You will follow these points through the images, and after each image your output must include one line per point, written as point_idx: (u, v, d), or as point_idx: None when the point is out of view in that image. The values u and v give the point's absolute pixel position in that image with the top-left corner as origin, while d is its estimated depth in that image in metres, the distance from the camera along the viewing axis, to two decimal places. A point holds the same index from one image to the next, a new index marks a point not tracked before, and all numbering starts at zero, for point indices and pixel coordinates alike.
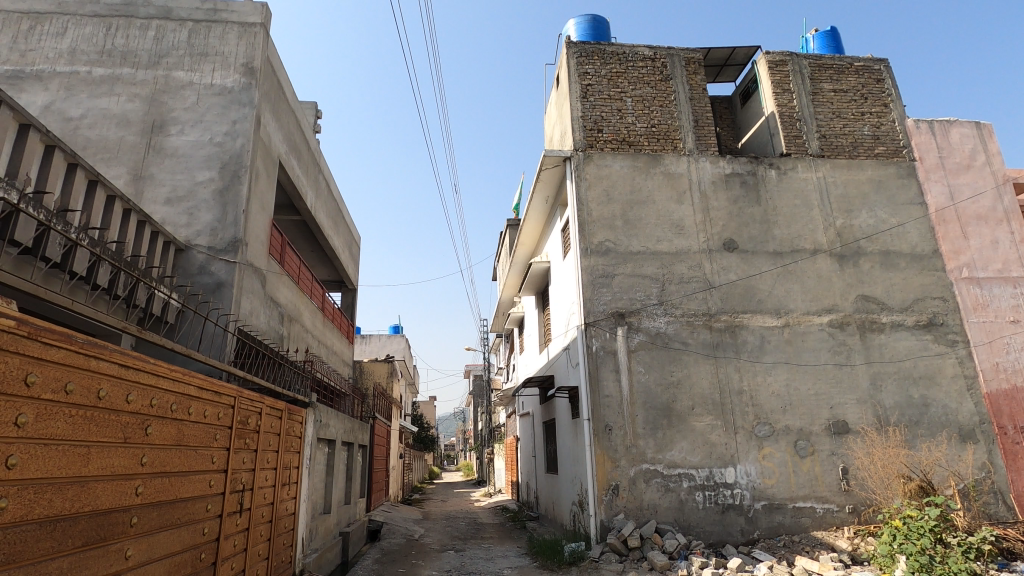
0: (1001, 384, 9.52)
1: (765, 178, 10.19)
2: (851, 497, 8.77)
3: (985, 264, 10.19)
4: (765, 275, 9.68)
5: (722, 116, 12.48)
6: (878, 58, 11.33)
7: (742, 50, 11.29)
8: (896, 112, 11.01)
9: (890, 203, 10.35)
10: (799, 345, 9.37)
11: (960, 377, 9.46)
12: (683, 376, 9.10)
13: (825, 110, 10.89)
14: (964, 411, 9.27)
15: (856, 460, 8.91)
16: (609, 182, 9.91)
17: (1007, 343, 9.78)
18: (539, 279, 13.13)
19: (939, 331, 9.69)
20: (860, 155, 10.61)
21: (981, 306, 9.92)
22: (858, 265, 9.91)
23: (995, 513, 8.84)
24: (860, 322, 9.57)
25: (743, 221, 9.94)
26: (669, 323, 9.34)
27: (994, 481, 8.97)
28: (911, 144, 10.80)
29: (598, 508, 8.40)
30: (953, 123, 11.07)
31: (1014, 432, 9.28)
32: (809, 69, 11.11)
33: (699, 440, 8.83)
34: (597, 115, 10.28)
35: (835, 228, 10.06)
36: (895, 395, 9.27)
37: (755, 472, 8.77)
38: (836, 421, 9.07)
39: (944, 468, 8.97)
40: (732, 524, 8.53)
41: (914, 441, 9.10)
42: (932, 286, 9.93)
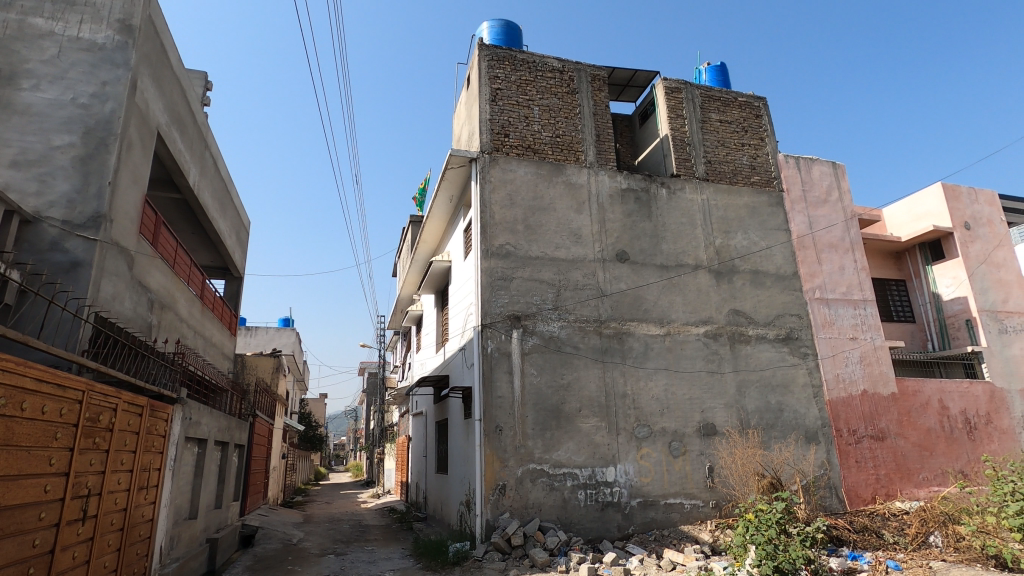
0: (840, 393, 10.89)
1: (657, 195, 10.89)
2: (714, 492, 9.60)
3: (833, 287, 11.61)
4: (652, 286, 10.33)
5: (622, 133, 13.15)
6: (759, 96, 12.52)
7: (643, 74, 11.99)
8: (770, 147, 12.23)
9: (761, 227, 11.48)
10: (679, 352, 10.11)
11: (809, 386, 10.69)
12: (573, 379, 9.46)
13: (711, 138, 11.85)
14: (811, 416, 10.50)
15: (721, 459, 9.77)
16: (513, 186, 10.08)
17: (847, 357, 11.21)
18: (439, 278, 13.05)
19: (794, 344, 10.89)
20: (739, 182, 11.67)
21: (828, 323, 11.29)
22: (731, 281, 10.88)
23: (829, 506, 10.09)
24: (730, 333, 10.51)
25: (635, 234, 10.54)
26: (562, 327, 9.67)
27: (830, 477, 10.24)
28: (780, 176, 12.04)
29: (485, 507, 8.51)
30: (815, 161, 12.50)
31: (848, 434, 10.66)
32: (700, 99, 12.04)
33: (584, 440, 9.22)
34: (505, 119, 10.41)
35: (714, 247, 10.97)
36: (755, 400, 10.28)
37: (633, 471, 9.31)
38: (706, 423, 9.87)
39: (791, 466, 10.10)
40: (610, 521, 9.00)
41: (768, 442, 10.15)
42: (792, 304, 11.14)
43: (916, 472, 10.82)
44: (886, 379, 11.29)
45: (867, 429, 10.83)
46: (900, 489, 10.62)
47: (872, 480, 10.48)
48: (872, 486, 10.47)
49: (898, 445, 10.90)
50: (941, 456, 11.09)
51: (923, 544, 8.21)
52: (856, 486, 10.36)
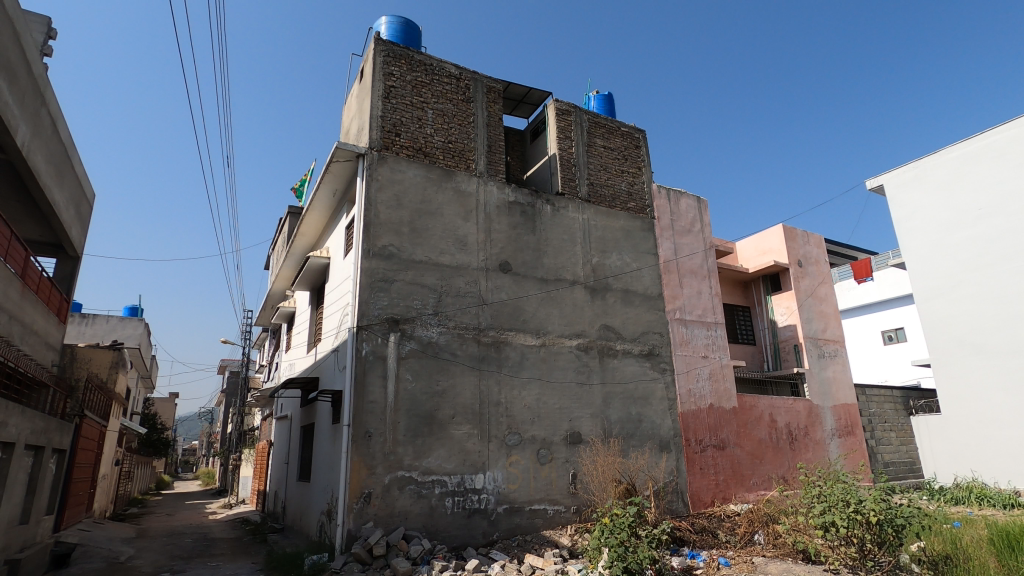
0: (691, 406, 11.97)
1: (542, 211, 11.28)
2: (576, 498, 10.07)
3: (691, 310, 12.78)
4: (531, 298, 10.65)
5: (513, 147, 13.47)
6: (639, 128, 13.50)
7: (537, 93, 12.41)
8: (646, 176, 13.22)
9: (633, 249, 12.34)
10: (552, 363, 10.50)
11: (665, 399, 11.63)
12: (448, 386, 9.43)
13: (595, 162, 12.55)
14: (665, 426, 11.42)
15: (583, 466, 10.27)
16: (401, 187, 9.89)
17: (698, 374, 12.36)
18: (316, 276, 12.40)
19: (655, 360, 11.80)
20: (617, 206, 12.47)
21: (685, 342, 12.40)
22: (604, 298, 11.56)
23: (675, 509, 11.01)
24: (600, 347, 11.14)
25: (519, 246, 10.81)
26: (441, 333, 9.62)
27: (677, 483, 11.19)
28: (653, 205, 13.05)
29: (347, 516, 8.16)
30: (683, 194, 13.72)
31: (695, 444, 11.75)
32: (587, 124, 12.71)
33: (455, 447, 9.21)
34: (397, 118, 10.20)
35: (591, 265, 11.58)
36: (618, 411, 10.97)
37: (501, 478, 9.48)
38: (572, 432, 10.34)
39: (645, 473, 10.88)
40: (475, 528, 9.05)
41: (627, 451, 10.86)
42: (655, 322, 12.08)
43: (748, 478, 12.19)
44: (729, 394, 12.62)
45: (711, 439, 12.02)
46: (734, 493, 11.89)
47: (712, 485, 11.62)
48: (712, 490, 11.62)
49: (735, 454, 12.22)
50: (768, 463, 12.61)
51: (749, 542, 9.25)
52: (698, 490, 11.43)
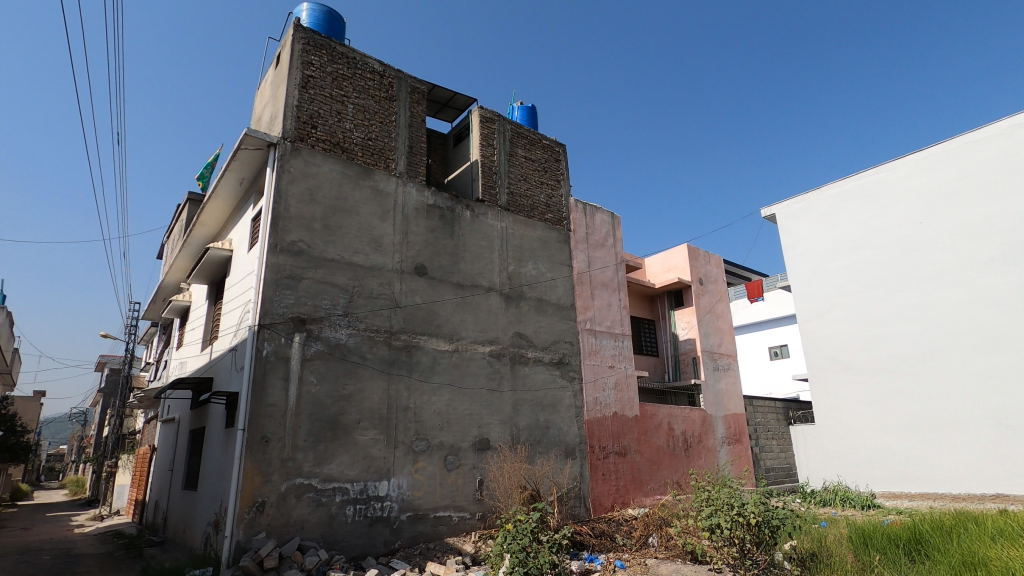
0: (596, 413, 12.39)
1: (461, 216, 11.27)
2: (481, 505, 10.08)
3: (601, 321, 13.26)
4: (446, 303, 10.57)
5: (435, 150, 13.36)
6: (560, 142, 13.88)
7: (462, 98, 12.42)
8: (564, 189, 13.60)
9: (549, 260, 12.62)
10: (464, 369, 10.47)
11: (572, 407, 11.96)
12: (355, 390, 9.12)
13: (516, 172, 12.74)
14: (571, 433, 11.74)
15: (490, 473, 10.31)
16: (315, 181, 9.49)
17: (605, 382, 12.81)
18: (215, 269, 11.58)
19: (565, 368, 12.11)
20: (535, 216, 12.71)
21: (593, 352, 12.84)
22: (519, 306, 11.71)
23: (577, 514, 11.31)
24: (512, 354, 11.27)
25: (436, 250, 10.72)
26: (350, 335, 9.30)
27: (580, 488, 11.51)
28: (570, 218, 13.44)
29: (237, 527, 7.63)
30: (598, 210, 14.24)
31: (598, 450, 12.16)
32: (510, 134, 12.88)
33: (359, 453, 8.91)
34: (314, 110, 9.80)
35: (507, 273, 11.71)
36: (527, 418, 11.13)
37: (406, 484, 9.29)
38: (481, 438, 10.35)
39: (550, 479, 11.09)
40: (377, 536, 8.79)
41: (534, 457, 11.03)
42: (566, 332, 12.41)
43: (646, 483, 12.79)
44: (632, 403, 13.19)
45: (613, 445, 12.50)
46: (632, 498, 12.43)
47: (613, 490, 12.07)
48: (612, 496, 12.06)
49: (635, 460, 12.78)
50: (665, 469, 13.31)
51: (643, 544, 9.68)
52: (599, 495, 11.82)
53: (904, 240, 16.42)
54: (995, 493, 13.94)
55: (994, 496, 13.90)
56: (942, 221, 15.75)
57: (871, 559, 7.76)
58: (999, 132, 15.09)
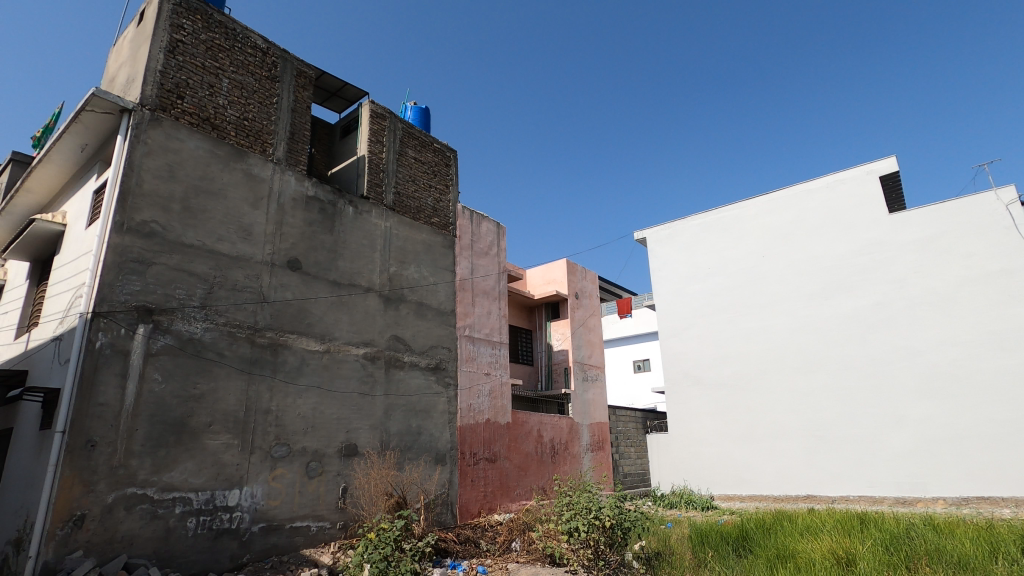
0: (469, 420, 12.46)
1: (342, 212, 10.80)
2: (343, 514, 9.64)
3: (480, 328, 13.39)
4: (320, 301, 10.03)
5: (320, 140, 12.71)
6: (451, 148, 13.88)
7: (353, 89, 11.96)
8: (452, 195, 13.60)
9: (432, 264, 12.51)
10: (334, 371, 9.99)
11: (446, 413, 11.91)
12: (208, 391, 8.31)
13: (404, 172, 12.51)
14: (443, 439, 11.67)
15: (355, 480, 9.90)
16: (177, 158, 8.57)
17: (480, 390, 12.93)
18: (42, 245, 9.96)
19: (441, 374, 12.04)
20: (420, 219, 12.55)
21: (470, 359, 12.92)
22: (397, 309, 11.45)
23: (443, 521, 11.24)
24: (387, 358, 10.97)
25: (313, 245, 10.16)
26: (206, 329, 8.47)
27: (448, 495, 11.46)
28: (456, 224, 13.46)
29: (45, 546, 6.56)
30: (485, 218, 14.41)
31: (469, 457, 12.22)
32: (400, 133, 12.64)
33: (208, 460, 8.12)
34: (182, 79, 8.87)
35: (388, 274, 11.40)
36: (399, 423, 10.89)
37: (261, 493, 8.62)
38: (348, 444, 9.93)
39: (418, 486, 10.90)
40: (222, 551, 8.03)
41: (403, 463, 10.78)
42: (445, 337, 12.36)
43: (513, 489, 13.07)
44: (505, 410, 13.44)
45: (484, 452, 12.62)
46: (499, 504, 12.61)
47: (480, 496, 12.16)
48: (480, 502, 12.15)
49: (504, 466, 13.01)
50: (532, 475, 13.71)
51: (506, 549, 9.85)
52: (467, 502, 11.85)
53: (749, 271, 18.58)
54: (807, 494, 16.17)
55: (805, 497, 16.14)
56: (780, 257, 18.06)
57: (706, 555, 8.60)
58: (826, 185, 17.69)
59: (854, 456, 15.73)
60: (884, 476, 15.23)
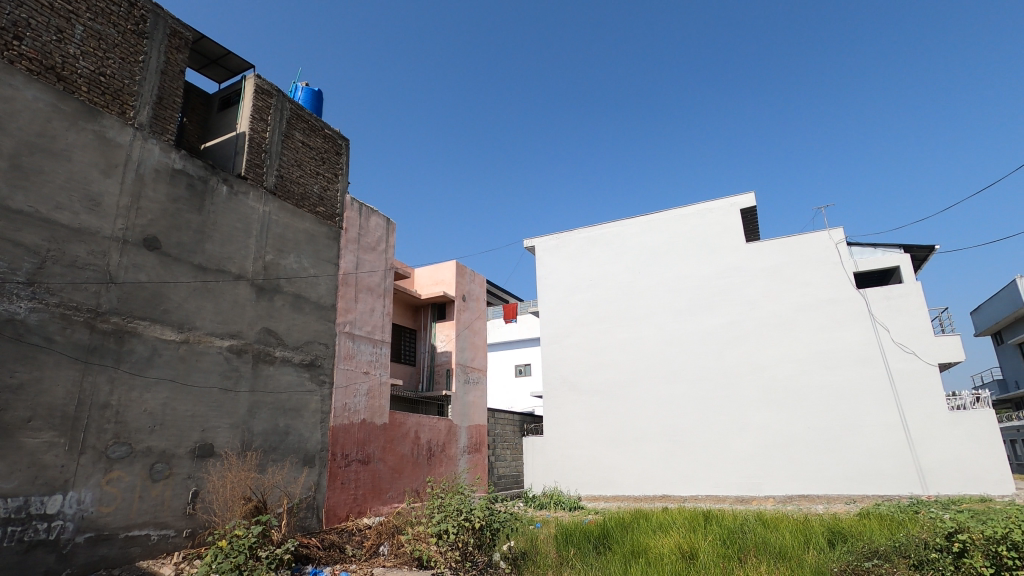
0: (343, 420, 11.94)
1: (215, 190, 9.91)
2: (191, 520, 8.78)
3: (361, 325, 12.92)
4: (180, 286, 9.10)
5: (193, 109, 11.57)
6: (343, 136, 13.32)
7: (237, 60, 11.05)
8: (341, 185, 13.03)
9: (314, 255, 11.87)
10: (192, 364, 9.10)
11: (318, 412, 11.33)
12: (29, 381, 7.18)
13: (289, 156, 11.78)
14: (313, 440, 11.09)
15: (208, 484, 9.07)
16: (8, 108, 7.34)
17: (356, 389, 12.45)
18: None
19: (315, 371, 11.44)
20: (304, 206, 11.88)
21: (349, 356, 12.41)
22: (271, 300, 10.70)
23: (307, 525, 10.64)
24: (256, 352, 10.21)
25: (176, 223, 9.20)
26: (33, 310, 7.32)
27: (314, 498, 10.88)
28: (343, 215, 12.91)
29: None
30: (374, 212, 13.97)
31: (340, 458, 11.70)
32: (288, 113, 11.90)
33: (23, 461, 7.00)
34: (21, 17, 7.64)
35: (263, 262, 10.63)
36: (264, 422, 10.16)
37: (90, 499, 7.59)
38: (203, 444, 9.08)
39: (281, 489, 10.23)
40: (34, 567, 6.94)
41: (265, 465, 10.07)
42: (322, 333, 11.77)
43: (385, 491, 12.72)
44: (382, 410, 13.07)
45: (357, 453, 12.16)
46: (369, 507, 12.19)
47: (350, 500, 11.69)
48: (349, 505, 11.67)
49: (377, 468, 12.63)
50: (405, 477, 13.46)
51: (374, 553, 9.56)
52: (335, 505, 11.33)
53: (626, 285, 19.85)
54: (663, 493, 17.53)
55: (661, 496, 17.48)
56: (654, 274, 19.50)
57: (568, 553, 8.97)
58: (697, 212, 19.42)
59: (704, 459, 17.36)
60: (727, 477, 16.96)
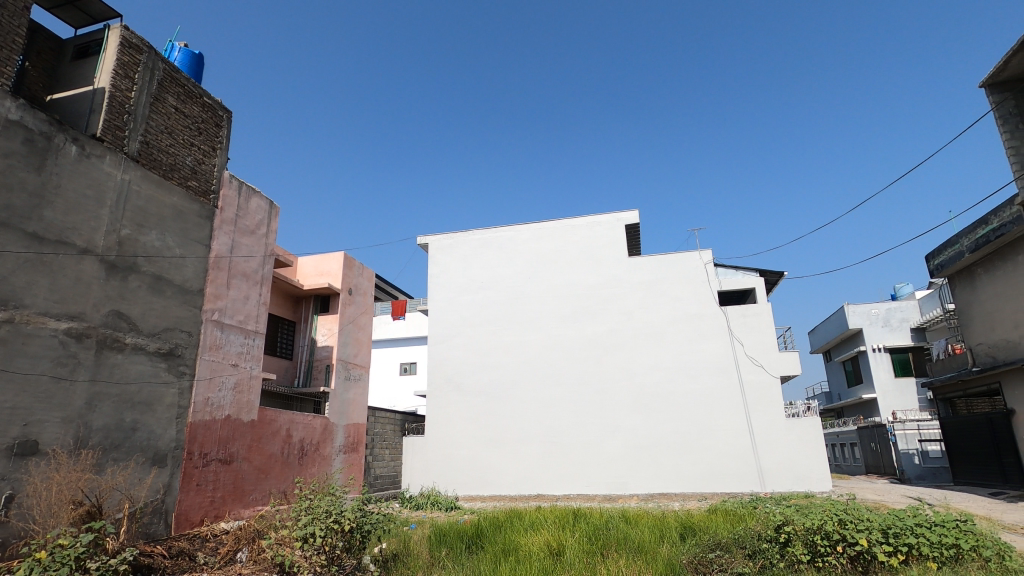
0: (204, 416, 10.91)
1: (60, 150, 8.66)
2: (2, 529, 7.51)
3: (232, 313, 11.93)
4: (7, 257, 7.81)
5: (39, 55, 10.02)
6: (225, 107, 12.27)
7: (100, 6, 9.76)
8: (218, 159, 11.97)
9: (181, 233, 10.77)
10: (17, 347, 7.85)
11: (174, 407, 10.26)
12: None
13: (158, 121, 10.60)
14: (165, 437, 10.01)
15: (29, 487, 7.83)
16: None
17: (221, 382, 11.45)
18: None
19: (173, 361, 10.35)
20: (172, 178, 10.74)
21: (215, 346, 11.37)
22: (125, 280, 9.53)
23: (152, 532, 9.55)
24: (101, 337, 9.03)
25: (7, 183, 7.90)
26: None
27: (162, 502, 9.79)
28: (219, 193, 11.85)
29: None
30: (256, 193, 12.99)
31: (197, 457, 10.67)
32: (159, 74, 10.71)
33: None
34: None
35: (117, 236, 9.44)
36: (105, 416, 9.01)
37: None
38: (25, 440, 7.85)
39: (122, 492, 9.10)
40: None
41: (104, 465, 8.91)
42: (184, 319, 10.69)
43: (248, 493, 11.80)
44: (250, 406, 12.14)
45: (217, 452, 11.17)
46: (228, 510, 11.23)
47: (206, 503, 10.67)
48: (204, 508, 10.65)
49: (240, 468, 11.69)
50: (272, 478, 12.59)
51: (229, 561, 8.81)
52: (188, 509, 10.29)
53: (515, 289, 20.27)
54: (537, 493, 18.09)
55: (536, 496, 18.03)
56: (542, 280, 20.10)
57: (440, 554, 8.94)
58: (586, 224, 20.33)
59: (578, 460, 18.18)
60: (597, 477, 17.90)
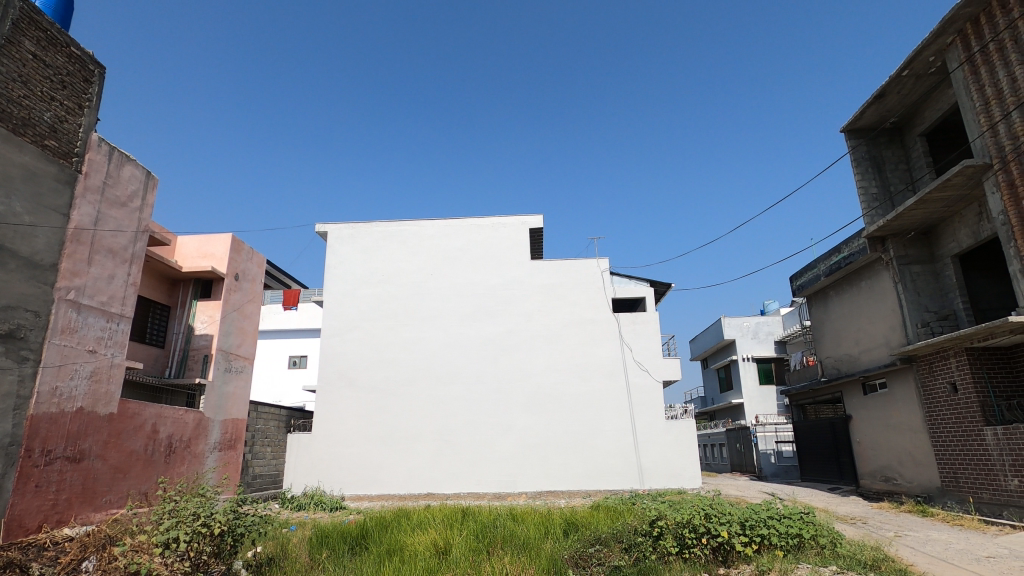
0: (49, 408, 9.59)
1: None
2: None
3: (93, 293, 10.61)
4: None
5: None
6: (97, 61, 10.92)
7: None
8: (86, 119, 10.62)
9: (33, 198, 9.42)
10: None
11: (10, 397, 8.93)
12: None
13: (9, 67, 9.21)
14: None
15: None
16: None
17: (74, 370, 10.13)
18: None
19: (13, 345, 9.02)
20: (24, 135, 9.37)
21: (68, 329, 10.04)
22: None
23: None
24: None
25: None
26: None
27: None
28: (84, 156, 10.52)
29: None
30: (130, 161, 11.66)
31: (38, 455, 9.34)
32: (15, 13, 9.31)
33: None
34: None
35: None
36: None
37: None
38: None
39: None
40: None
41: None
42: (31, 297, 9.34)
43: (100, 495, 10.53)
44: (109, 398, 10.85)
45: (65, 449, 9.86)
46: (75, 514, 9.94)
47: (46, 507, 9.34)
48: (44, 513, 9.33)
49: (92, 467, 10.41)
50: (131, 477, 11.34)
51: (71, 572, 7.81)
52: (24, 514, 8.95)
53: (416, 285, 19.95)
54: (427, 492, 17.92)
55: (425, 494, 17.85)
56: (445, 278, 19.96)
57: (321, 556, 8.57)
58: (491, 225, 20.49)
59: (469, 458, 18.26)
60: (487, 475, 18.09)
